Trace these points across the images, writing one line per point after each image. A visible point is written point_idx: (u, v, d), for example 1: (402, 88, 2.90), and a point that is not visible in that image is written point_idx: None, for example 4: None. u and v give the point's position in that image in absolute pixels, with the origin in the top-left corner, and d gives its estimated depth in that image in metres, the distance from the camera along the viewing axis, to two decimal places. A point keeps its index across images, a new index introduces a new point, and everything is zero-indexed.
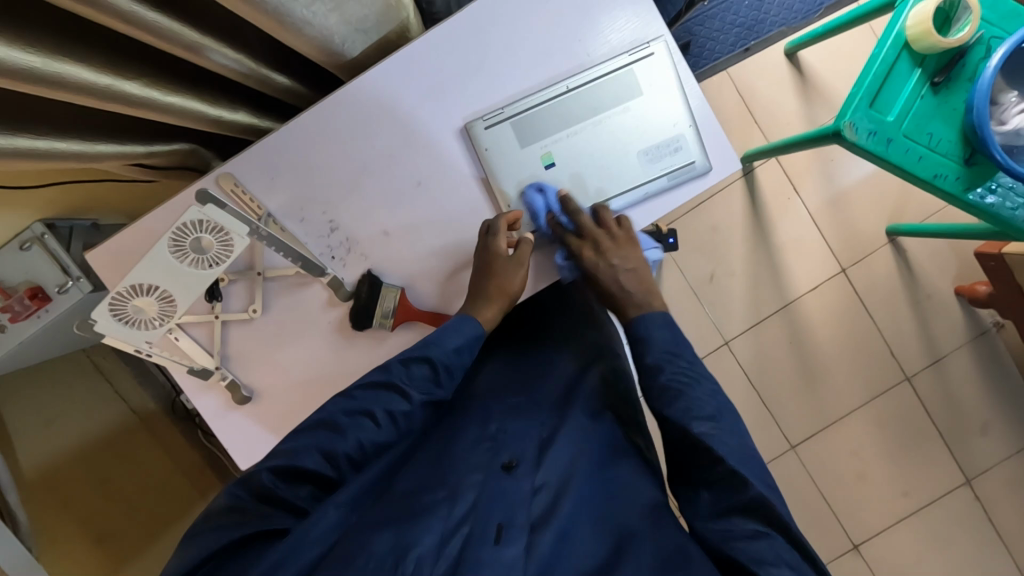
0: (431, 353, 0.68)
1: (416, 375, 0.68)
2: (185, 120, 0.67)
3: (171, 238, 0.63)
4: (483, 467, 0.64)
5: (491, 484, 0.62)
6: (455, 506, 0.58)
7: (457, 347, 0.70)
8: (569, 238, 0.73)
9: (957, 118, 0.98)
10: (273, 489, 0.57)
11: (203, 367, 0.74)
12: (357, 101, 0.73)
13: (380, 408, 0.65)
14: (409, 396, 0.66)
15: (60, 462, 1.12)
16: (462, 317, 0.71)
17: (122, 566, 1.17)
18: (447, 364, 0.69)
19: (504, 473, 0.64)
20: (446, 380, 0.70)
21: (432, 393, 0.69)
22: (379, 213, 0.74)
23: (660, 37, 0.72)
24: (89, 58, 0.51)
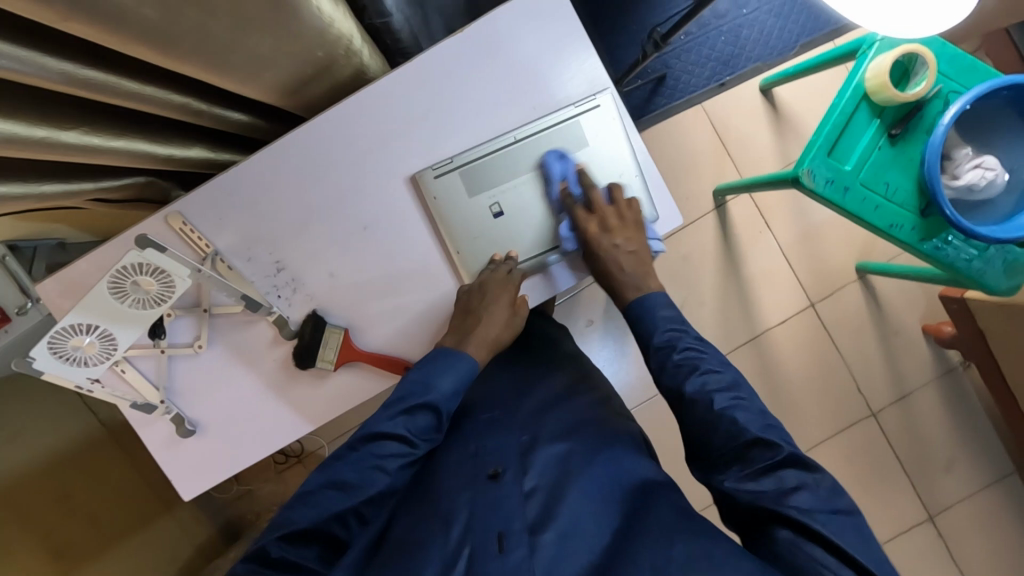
0: (433, 401, 0.71)
1: (419, 425, 0.70)
2: (131, 160, 0.68)
3: (110, 279, 0.65)
4: (470, 482, 0.68)
5: (479, 500, 0.65)
6: (451, 532, 0.63)
7: (455, 391, 0.72)
8: (579, 209, 0.75)
9: (913, 168, 1.00)
10: (282, 556, 0.61)
11: (148, 402, 0.76)
12: (306, 146, 0.74)
13: (389, 462, 0.68)
14: (414, 445, 0.69)
15: (39, 467, 1.15)
16: (458, 356, 0.73)
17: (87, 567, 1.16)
18: (448, 409, 0.72)
19: (490, 482, 0.67)
20: (446, 423, 0.73)
21: (435, 439, 0.71)
22: (327, 257, 0.76)
23: (606, 89, 0.74)
24: (21, 113, 0.52)
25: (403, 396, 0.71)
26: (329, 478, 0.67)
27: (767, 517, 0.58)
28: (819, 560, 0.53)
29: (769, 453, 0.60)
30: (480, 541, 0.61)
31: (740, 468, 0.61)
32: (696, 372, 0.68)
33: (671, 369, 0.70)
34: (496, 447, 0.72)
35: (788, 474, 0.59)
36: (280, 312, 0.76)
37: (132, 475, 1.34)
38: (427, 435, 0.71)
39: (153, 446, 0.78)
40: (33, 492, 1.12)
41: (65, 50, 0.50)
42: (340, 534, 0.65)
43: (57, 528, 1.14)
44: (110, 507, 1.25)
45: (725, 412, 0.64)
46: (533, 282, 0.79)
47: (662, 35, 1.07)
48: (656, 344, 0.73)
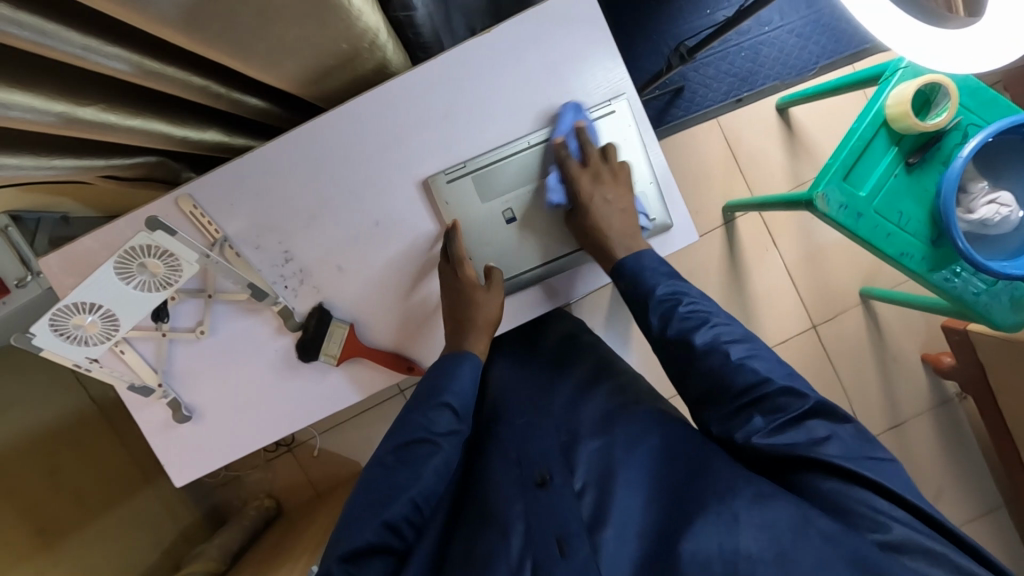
0: (448, 398, 0.73)
1: (439, 422, 0.72)
2: (148, 140, 0.67)
3: (116, 260, 0.63)
4: (521, 491, 0.67)
5: (535, 508, 0.65)
6: (511, 539, 0.63)
7: (469, 389, 0.75)
8: (570, 163, 0.73)
9: (928, 199, 0.99)
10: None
11: (145, 385, 0.74)
12: (322, 137, 0.73)
13: (424, 468, 0.68)
14: (438, 443, 0.70)
15: (36, 435, 1.16)
16: (463, 355, 0.75)
17: (74, 533, 1.16)
18: (465, 405, 0.74)
19: (541, 490, 0.66)
20: (466, 416, 0.75)
21: (458, 429, 0.73)
22: (337, 250, 0.75)
23: (624, 95, 0.74)
24: (43, 87, 0.51)
25: (421, 398, 0.74)
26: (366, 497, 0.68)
27: (804, 463, 0.61)
28: (866, 501, 0.57)
29: (796, 401, 0.63)
30: (541, 550, 0.61)
31: (761, 417, 0.64)
32: (707, 326, 0.69)
33: (679, 322, 0.70)
34: (539, 453, 0.72)
35: (817, 424, 0.62)
36: (285, 303, 0.75)
37: (121, 459, 1.33)
38: (449, 432, 0.72)
39: (147, 430, 0.77)
40: (20, 474, 1.10)
41: (91, 27, 0.49)
42: (397, 544, 0.65)
43: (45, 511, 1.11)
44: (96, 488, 1.24)
45: (744, 363, 0.66)
46: (517, 299, 0.79)
47: (689, 49, 1.07)
48: (660, 297, 0.73)
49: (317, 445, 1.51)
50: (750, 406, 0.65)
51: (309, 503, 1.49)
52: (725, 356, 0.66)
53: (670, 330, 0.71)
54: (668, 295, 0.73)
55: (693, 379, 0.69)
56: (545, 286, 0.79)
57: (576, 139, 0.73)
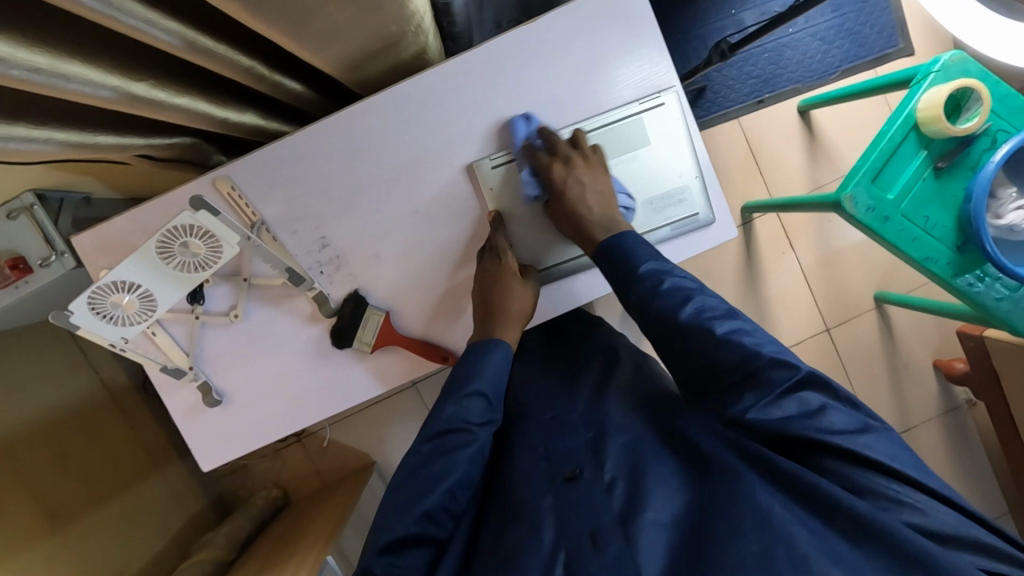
0: (478, 386, 0.69)
1: (473, 411, 0.67)
2: (191, 120, 0.66)
3: (158, 241, 0.62)
4: (550, 487, 0.64)
5: (565, 504, 0.62)
6: (543, 536, 0.59)
7: (500, 376, 0.70)
8: (540, 155, 0.72)
9: (955, 204, 0.99)
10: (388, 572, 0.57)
11: (177, 367, 0.74)
12: (363, 123, 0.72)
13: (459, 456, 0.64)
14: (472, 431, 0.66)
15: (46, 417, 1.14)
16: (496, 344, 0.71)
17: (82, 519, 1.14)
18: (496, 391, 0.70)
19: (570, 485, 0.63)
20: (499, 405, 0.70)
21: (493, 419, 0.69)
22: (374, 237, 0.75)
23: (671, 87, 0.73)
24: (99, 61, 0.50)
25: (452, 388, 0.70)
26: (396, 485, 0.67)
27: (805, 444, 0.55)
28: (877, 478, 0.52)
29: (787, 372, 0.56)
30: (574, 544, 0.58)
31: (753, 395, 0.56)
32: (690, 298, 0.62)
33: (667, 291, 0.63)
34: (566, 450, 0.68)
35: (812, 396, 0.55)
36: (321, 289, 0.75)
37: (129, 446, 1.32)
38: (484, 420, 0.67)
39: (177, 413, 0.76)
40: (28, 457, 1.08)
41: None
42: (435, 533, 0.61)
43: (51, 495, 1.10)
44: (103, 475, 1.22)
45: (729, 338, 0.58)
46: (556, 292, 0.79)
47: (731, 45, 1.07)
48: (644, 271, 0.65)
49: (327, 436, 1.50)
50: (744, 385, 0.57)
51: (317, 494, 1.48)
52: (710, 331, 0.59)
53: (652, 304, 0.63)
54: (653, 269, 0.65)
55: (676, 358, 0.62)
56: (583, 279, 0.78)
57: (541, 138, 0.73)
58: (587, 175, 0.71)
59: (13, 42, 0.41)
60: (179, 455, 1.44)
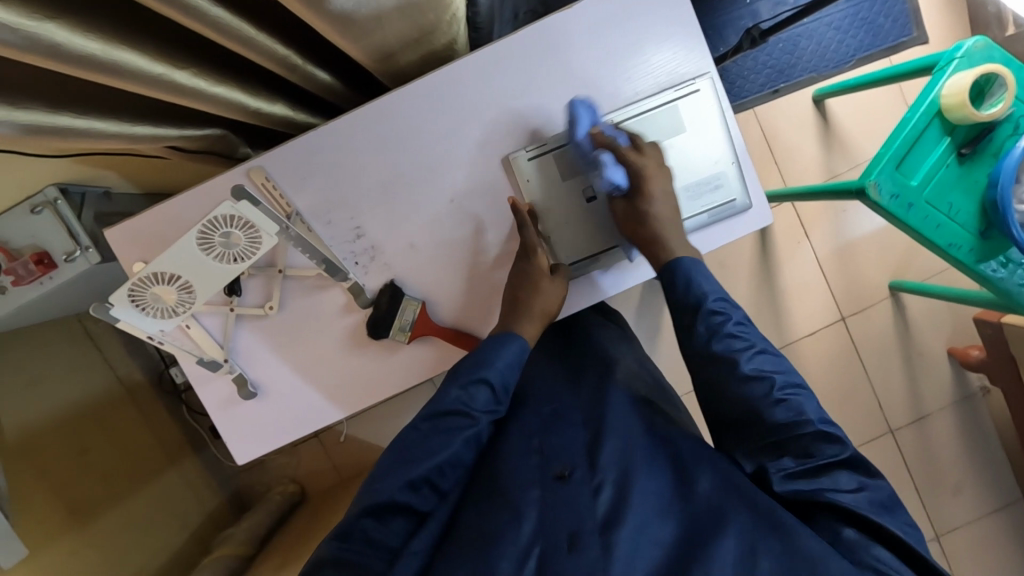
0: (486, 375, 0.67)
1: (479, 399, 0.66)
2: (226, 110, 0.66)
3: (199, 231, 0.62)
4: (538, 481, 0.62)
5: (548, 500, 0.60)
6: (522, 525, 0.58)
7: (511, 367, 0.68)
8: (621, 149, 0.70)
9: (979, 190, 1.00)
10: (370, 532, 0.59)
11: (213, 359, 0.74)
12: (396, 113, 0.72)
13: (457, 438, 0.63)
14: (474, 417, 0.65)
15: (66, 411, 1.14)
16: (508, 338, 0.70)
17: (101, 516, 1.14)
18: (504, 383, 0.68)
19: (558, 483, 0.62)
20: (506, 395, 0.68)
21: (496, 411, 0.67)
22: (409, 227, 0.75)
23: (706, 73, 0.73)
24: (144, 47, 0.50)
25: (460, 371, 0.68)
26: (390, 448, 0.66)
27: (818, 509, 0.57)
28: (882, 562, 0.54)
29: (833, 448, 0.58)
30: (552, 540, 0.56)
31: (790, 457, 0.59)
32: (752, 350, 0.63)
33: (723, 340, 0.63)
34: (561, 446, 0.66)
35: (845, 475, 0.58)
36: (356, 280, 0.75)
37: (145, 440, 1.32)
38: (487, 408, 0.66)
39: (210, 405, 0.76)
40: (48, 451, 1.08)
41: None
42: (417, 504, 0.61)
43: (69, 489, 1.09)
44: (122, 468, 1.22)
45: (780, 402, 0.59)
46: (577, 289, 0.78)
47: (761, 31, 1.10)
48: (710, 308, 0.66)
49: (343, 431, 1.49)
50: (780, 445, 0.59)
51: (334, 488, 1.47)
52: (767, 389, 0.60)
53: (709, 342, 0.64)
54: (716, 307, 0.66)
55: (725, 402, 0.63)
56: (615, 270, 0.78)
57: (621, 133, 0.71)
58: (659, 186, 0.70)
59: (64, 24, 0.41)
60: (193, 448, 1.43)
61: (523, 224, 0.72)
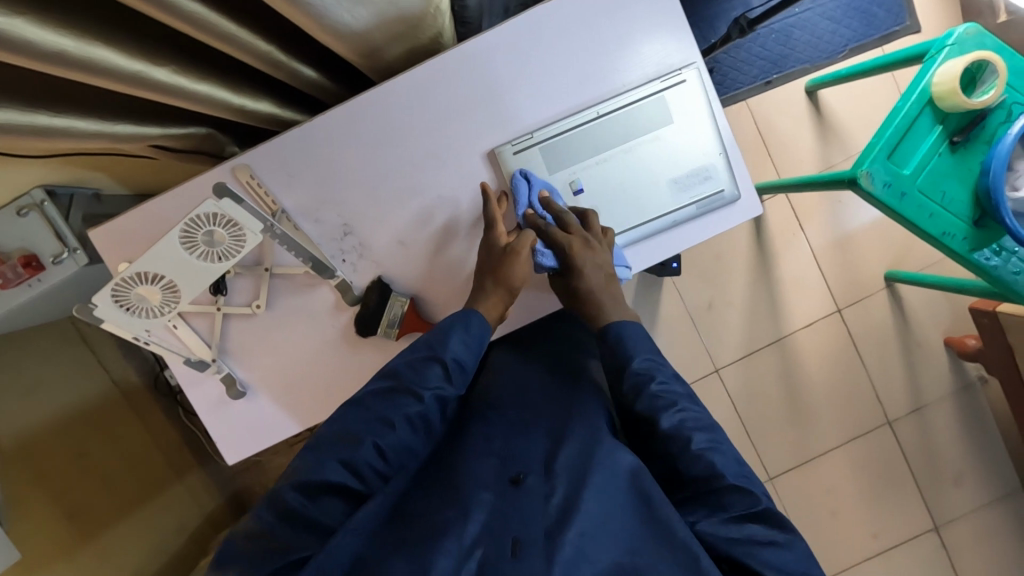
0: (438, 350, 0.66)
1: (430, 376, 0.64)
2: (208, 107, 0.65)
3: (182, 230, 0.61)
4: (492, 485, 0.60)
5: (500, 505, 0.58)
6: (468, 527, 0.55)
7: (465, 347, 0.67)
8: (551, 230, 0.71)
9: (972, 178, 0.99)
10: (300, 509, 0.54)
11: (201, 359, 0.74)
12: (380, 109, 0.72)
13: (398, 414, 0.61)
14: (422, 396, 0.63)
15: (63, 415, 1.13)
16: (467, 314, 0.69)
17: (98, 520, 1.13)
18: (458, 362, 0.67)
19: (511, 488, 0.60)
20: (460, 377, 0.67)
21: (445, 391, 0.65)
22: (397, 222, 0.75)
23: (693, 64, 0.72)
24: (122, 44, 0.50)
25: (412, 350, 0.67)
26: (336, 429, 0.60)
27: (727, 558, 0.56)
28: None
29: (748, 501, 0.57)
30: (496, 546, 0.54)
31: (703, 510, 0.59)
32: (673, 408, 0.63)
33: (647, 398, 0.64)
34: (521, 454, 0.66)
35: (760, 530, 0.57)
36: (343, 277, 0.74)
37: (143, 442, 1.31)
38: (436, 386, 0.64)
39: (200, 405, 0.76)
40: (45, 456, 1.07)
41: None
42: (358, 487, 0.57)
43: (68, 494, 1.09)
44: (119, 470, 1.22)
45: (700, 454, 0.59)
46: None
47: (750, 20, 1.08)
48: (634, 369, 0.66)
49: None
50: (697, 498, 0.60)
51: None
52: (685, 443, 0.60)
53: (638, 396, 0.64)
54: (641, 368, 0.66)
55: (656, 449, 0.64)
56: None
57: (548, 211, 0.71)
58: (588, 260, 0.69)
59: (40, 21, 0.41)
60: (197, 461, 1.43)
61: (492, 220, 0.71)
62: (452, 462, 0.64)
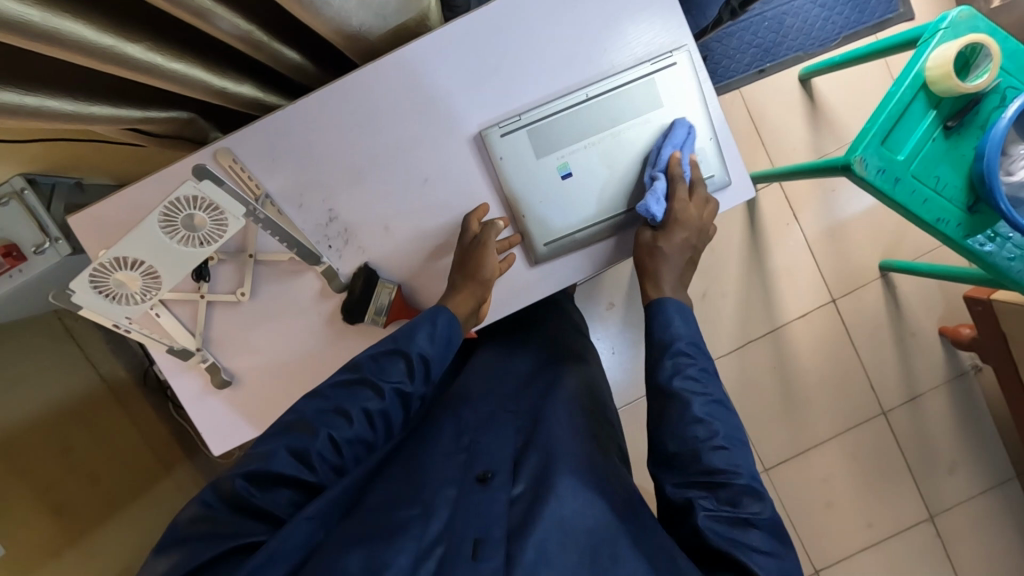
0: (402, 345, 0.64)
1: (394, 371, 0.63)
2: (188, 89, 0.64)
3: (161, 213, 0.60)
4: (458, 480, 0.59)
5: (462, 502, 0.56)
6: (430, 525, 0.53)
7: (433, 342, 0.65)
8: (684, 186, 0.69)
9: (965, 164, 0.98)
10: (246, 498, 0.52)
11: (184, 348, 0.72)
12: (364, 90, 0.70)
13: (355, 406, 0.59)
14: (383, 392, 0.61)
15: (47, 412, 1.11)
16: (436, 311, 0.67)
17: (83, 520, 1.11)
18: (425, 357, 0.64)
19: (477, 485, 0.58)
20: (426, 374, 0.65)
21: (407, 388, 0.63)
22: (383, 207, 0.73)
23: (683, 46, 0.71)
24: (91, 19, 0.48)
25: (377, 345, 0.65)
26: (284, 422, 0.59)
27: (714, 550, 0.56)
28: None
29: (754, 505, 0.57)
30: (455, 542, 0.52)
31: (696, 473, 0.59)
32: (705, 397, 0.62)
33: (682, 379, 0.63)
34: (490, 446, 0.64)
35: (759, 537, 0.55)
36: (329, 263, 0.73)
37: (133, 439, 1.29)
38: (399, 382, 0.62)
39: (183, 396, 0.75)
40: (27, 454, 1.05)
41: None
42: (311, 479, 0.56)
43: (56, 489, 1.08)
44: (107, 466, 1.20)
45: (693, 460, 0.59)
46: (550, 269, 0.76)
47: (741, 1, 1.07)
48: (677, 349, 0.65)
49: None
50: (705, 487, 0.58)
51: None
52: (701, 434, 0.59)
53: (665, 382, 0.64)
54: (684, 348, 0.66)
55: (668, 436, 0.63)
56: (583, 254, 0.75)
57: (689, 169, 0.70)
58: (684, 233, 0.70)
59: None
60: (187, 454, 1.40)
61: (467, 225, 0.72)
62: (429, 453, 0.64)
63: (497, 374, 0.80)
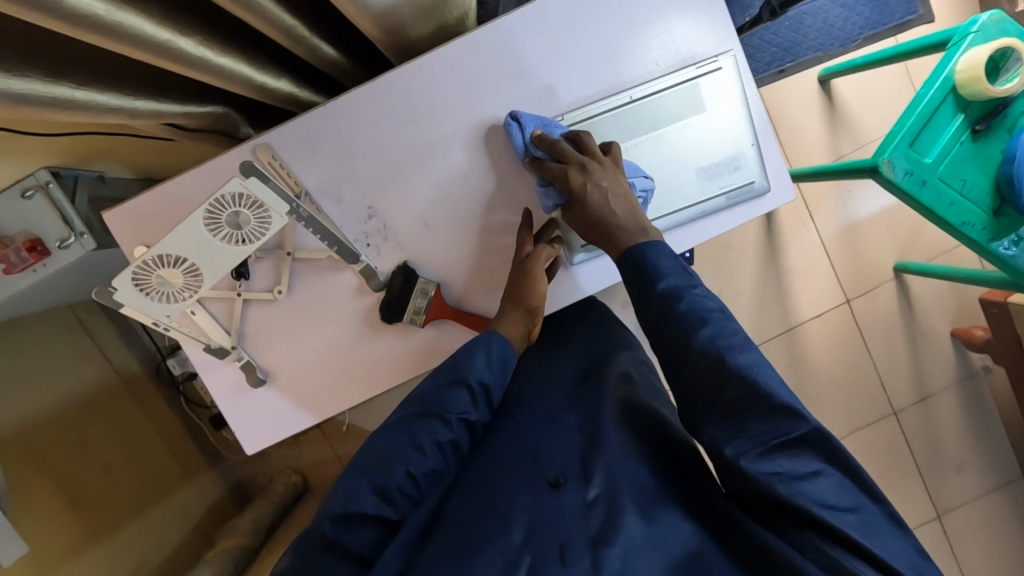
0: (462, 374, 0.66)
1: (456, 401, 0.65)
2: (230, 84, 0.63)
3: (206, 210, 0.59)
4: (530, 487, 0.60)
5: (539, 506, 0.57)
6: (512, 535, 0.55)
7: (490, 368, 0.67)
8: (549, 164, 0.67)
9: (992, 166, 0.99)
10: (336, 539, 0.55)
11: (220, 346, 0.72)
12: (406, 86, 0.69)
13: (427, 439, 0.62)
14: (450, 422, 0.64)
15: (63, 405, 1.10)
16: (489, 337, 0.69)
17: (103, 518, 1.11)
18: (484, 383, 0.66)
19: (552, 490, 0.59)
20: (486, 400, 0.67)
21: (472, 416, 0.65)
22: (422, 204, 0.73)
23: (729, 51, 0.70)
24: (148, 11, 0.47)
25: (437, 375, 0.67)
26: (361, 461, 0.62)
27: (773, 502, 0.51)
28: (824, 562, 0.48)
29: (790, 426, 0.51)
30: (541, 550, 0.54)
31: (744, 436, 0.52)
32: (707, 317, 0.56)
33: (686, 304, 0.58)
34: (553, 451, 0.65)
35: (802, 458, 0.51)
36: (367, 262, 0.72)
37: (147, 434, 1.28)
38: (463, 411, 0.65)
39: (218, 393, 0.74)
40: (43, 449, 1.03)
41: None
42: (389, 514, 0.58)
43: (75, 483, 1.07)
44: (123, 461, 1.19)
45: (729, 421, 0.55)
46: (585, 271, 0.76)
47: None
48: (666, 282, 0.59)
49: (346, 422, 1.39)
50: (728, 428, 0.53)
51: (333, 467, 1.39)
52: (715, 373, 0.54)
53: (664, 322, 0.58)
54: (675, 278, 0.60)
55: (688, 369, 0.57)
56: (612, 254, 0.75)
57: (540, 148, 0.67)
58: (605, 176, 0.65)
59: None
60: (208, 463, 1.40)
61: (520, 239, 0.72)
62: (490, 460, 0.65)
63: (535, 378, 0.80)
